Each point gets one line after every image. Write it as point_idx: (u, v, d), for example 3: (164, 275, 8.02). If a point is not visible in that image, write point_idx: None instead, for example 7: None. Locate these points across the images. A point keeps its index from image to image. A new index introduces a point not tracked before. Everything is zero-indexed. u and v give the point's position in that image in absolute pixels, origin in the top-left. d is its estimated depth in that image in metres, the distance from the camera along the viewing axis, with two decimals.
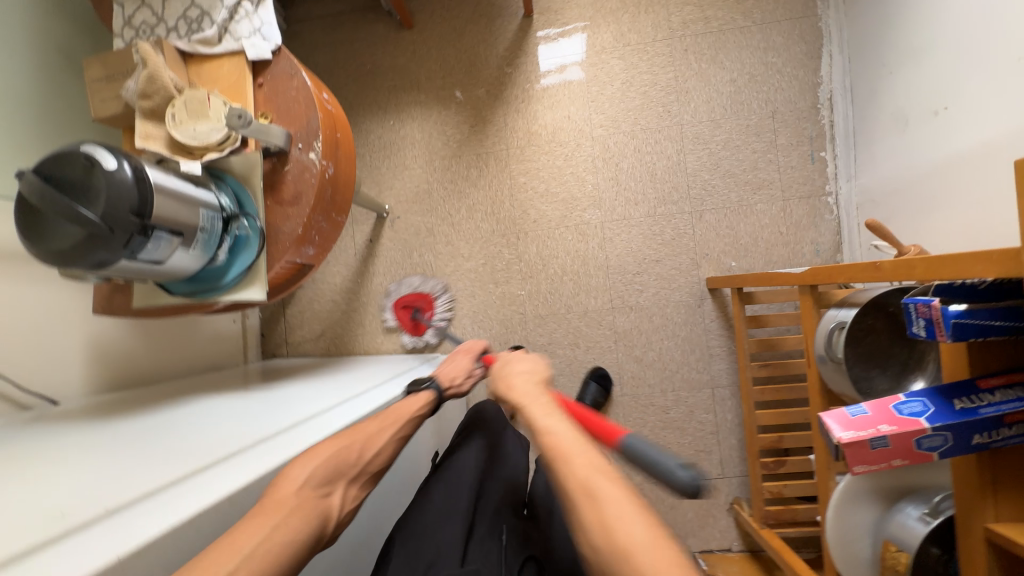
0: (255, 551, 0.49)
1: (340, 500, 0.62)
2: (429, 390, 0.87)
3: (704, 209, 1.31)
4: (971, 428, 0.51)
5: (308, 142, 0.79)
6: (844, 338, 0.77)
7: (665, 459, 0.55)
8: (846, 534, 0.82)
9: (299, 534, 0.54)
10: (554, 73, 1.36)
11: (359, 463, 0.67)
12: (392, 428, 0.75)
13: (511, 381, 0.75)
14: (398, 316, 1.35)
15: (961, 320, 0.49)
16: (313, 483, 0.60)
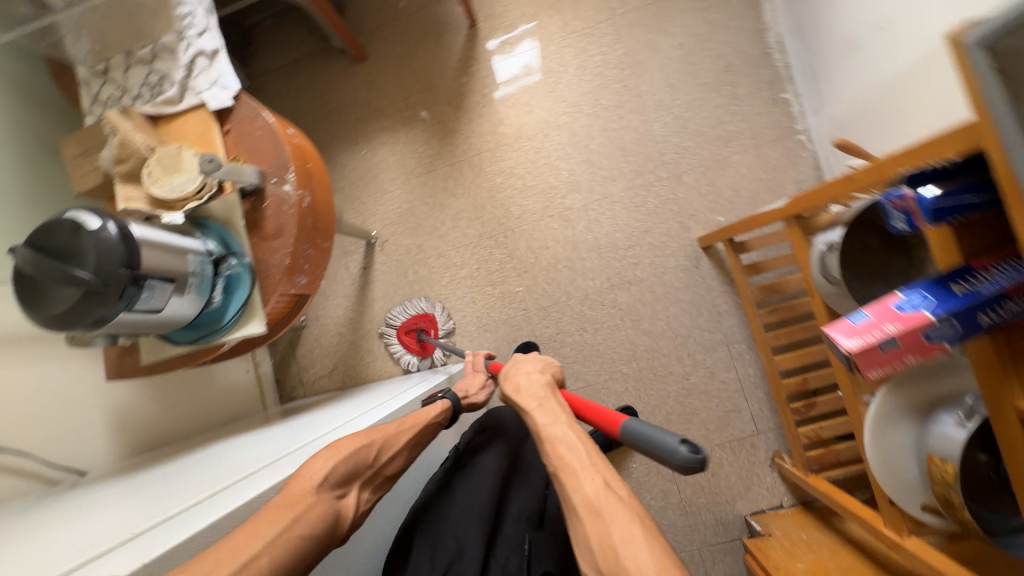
0: (277, 539, 0.53)
1: (354, 501, 0.66)
2: (445, 399, 0.90)
3: (681, 171, 1.32)
4: (975, 309, 0.50)
5: (281, 175, 0.82)
6: (838, 259, 0.76)
7: (662, 438, 0.61)
8: (887, 455, 0.80)
9: (317, 528, 0.57)
10: (512, 82, 1.40)
11: (376, 463, 0.71)
12: (410, 431, 0.78)
13: (523, 391, 0.84)
14: (404, 343, 1.35)
15: (937, 205, 0.49)
16: (331, 483, 0.63)
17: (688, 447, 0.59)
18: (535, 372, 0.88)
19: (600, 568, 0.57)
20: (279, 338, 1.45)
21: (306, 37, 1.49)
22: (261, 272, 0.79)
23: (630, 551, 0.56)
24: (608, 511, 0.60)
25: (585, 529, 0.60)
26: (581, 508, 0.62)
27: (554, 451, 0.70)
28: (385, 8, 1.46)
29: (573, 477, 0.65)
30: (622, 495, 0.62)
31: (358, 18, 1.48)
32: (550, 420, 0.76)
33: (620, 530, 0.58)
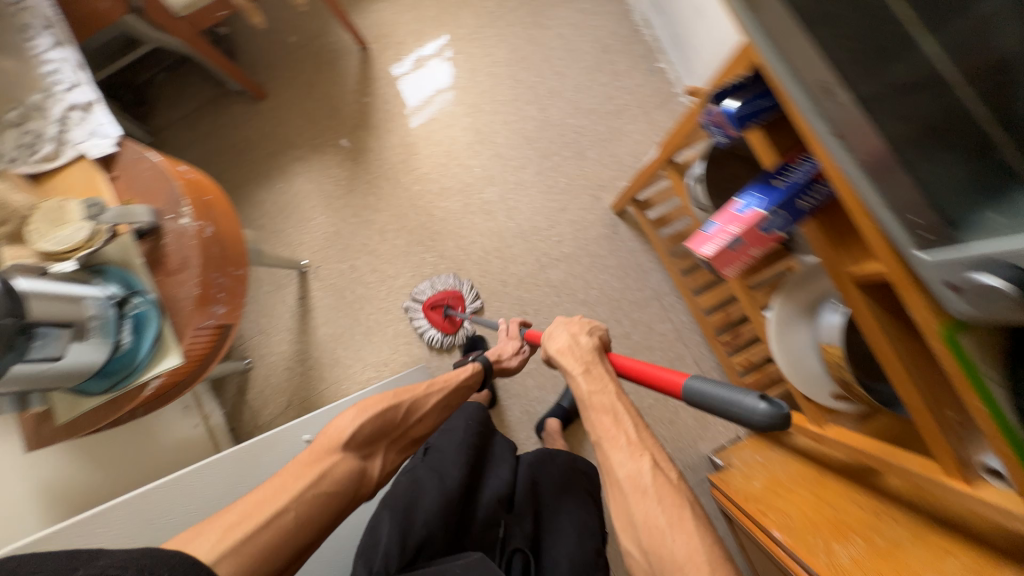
0: (304, 495, 0.70)
1: (378, 461, 0.85)
2: (476, 363, 1.07)
3: (584, 148, 1.41)
4: (793, 196, 0.58)
5: (176, 210, 0.82)
6: (704, 189, 0.81)
7: (740, 397, 0.59)
8: (793, 356, 0.87)
9: (342, 480, 0.76)
10: (426, 105, 1.46)
11: (402, 426, 0.90)
12: (434, 396, 0.96)
13: (567, 355, 0.81)
14: (428, 314, 1.34)
15: (738, 113, 0.57)
16: (357, 443, 0.81)
17: (767, 402, 0.57)
18: (584, 337, 0.84)
19: (643, 545, 0.60)
20: (226, 386, 1.42)
21: (204, 86, 1.52)
22: (169, 305, 0.80)
23: (680, 531, 0.59)
24: (655, 490, 0.62)
25: (632, 508, 0.62)
26: (626, 486, 0.63)
27: (599, 422, 0.71)
28: (276, 46, 1.51)
29: (620, 454, 0.66)
30: (670, 478, 0.63)
31: (251, 59, 1.51)
32: (598, 390, 0.75)
33: (671, 515, 0.60)
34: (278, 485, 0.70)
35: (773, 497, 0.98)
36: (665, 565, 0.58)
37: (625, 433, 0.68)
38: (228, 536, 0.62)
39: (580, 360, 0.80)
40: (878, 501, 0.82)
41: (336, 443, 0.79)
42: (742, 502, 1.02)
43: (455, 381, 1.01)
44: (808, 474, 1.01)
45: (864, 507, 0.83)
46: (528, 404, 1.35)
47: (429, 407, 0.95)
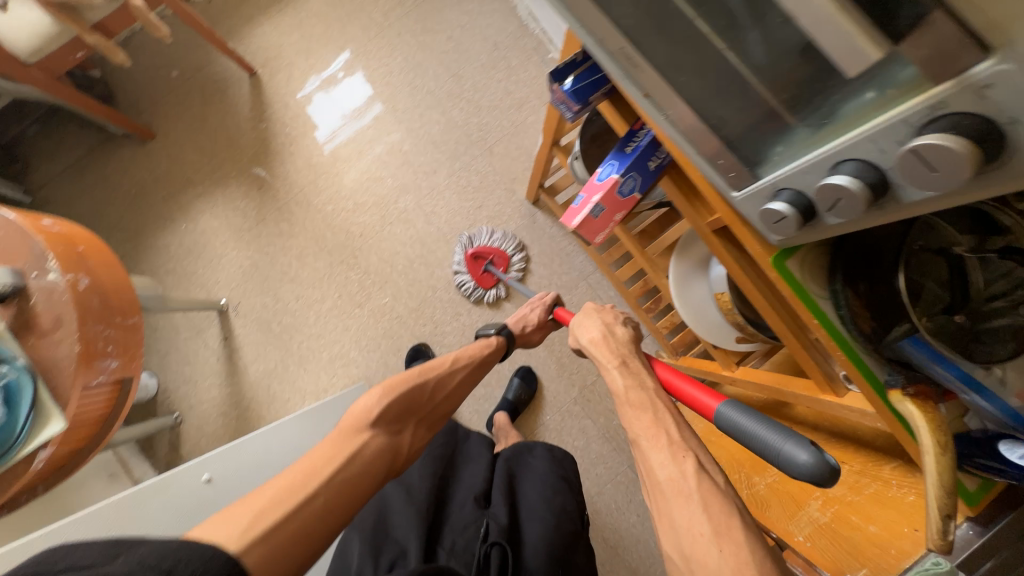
0: (337, 475, 0.63)
1: (408, 436, 0.77)
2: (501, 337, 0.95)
3: (491, 144, 1.42)
4: (641, 159, 0.62)
5: (41, 266, 0.77)
6: (581, 164, 0.89)
7: (780, 443, 0.50)
8: (696, 309, 0.94)
9: (375, 458, 0.69)
10: (354, 115, 1.44)
11: (431, 402, 0.82)
12: (461, 371, 0.87)
13: (602, 346, 0.72)
14: (468, 263, 1.34)
15: (575, 89, 0.60)
16: (385, 420, 0.73)
17: (812, 451, 0.48)
18: (619, 328, 0.76)
19: (684, 555, 0.49)
20: (157, 445, 1.33)
21: (84, 134, 1.42)
22: (44, 370, 0.77)
23: (728, 541, 0.47)
24: (700, 493, 0.50)
25: (670, 512, 0.51)
26: (667, 489, 0.52)
27: (636, 418, 0.59)
28: (157, 83, 1.43)
29: (658, 452, 0.54)
30: (718, 483, 0.51)
31: (132, 99, 1.43)
32: (634, 384, 0.64)
33: (718, 523, 0.48)
34: (312, 464, 0.63)
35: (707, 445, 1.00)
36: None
37: (667, 431, 0.57)
38: (253, 526, 0.54)
39: (615, 352, 0.71)
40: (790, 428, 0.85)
41: (364, 420, 0.71)
42: None
43: (477, 359, 0.92)
44: None
45: None
46: (475, 404, 1.35)
47: (456, 383, 0.86)
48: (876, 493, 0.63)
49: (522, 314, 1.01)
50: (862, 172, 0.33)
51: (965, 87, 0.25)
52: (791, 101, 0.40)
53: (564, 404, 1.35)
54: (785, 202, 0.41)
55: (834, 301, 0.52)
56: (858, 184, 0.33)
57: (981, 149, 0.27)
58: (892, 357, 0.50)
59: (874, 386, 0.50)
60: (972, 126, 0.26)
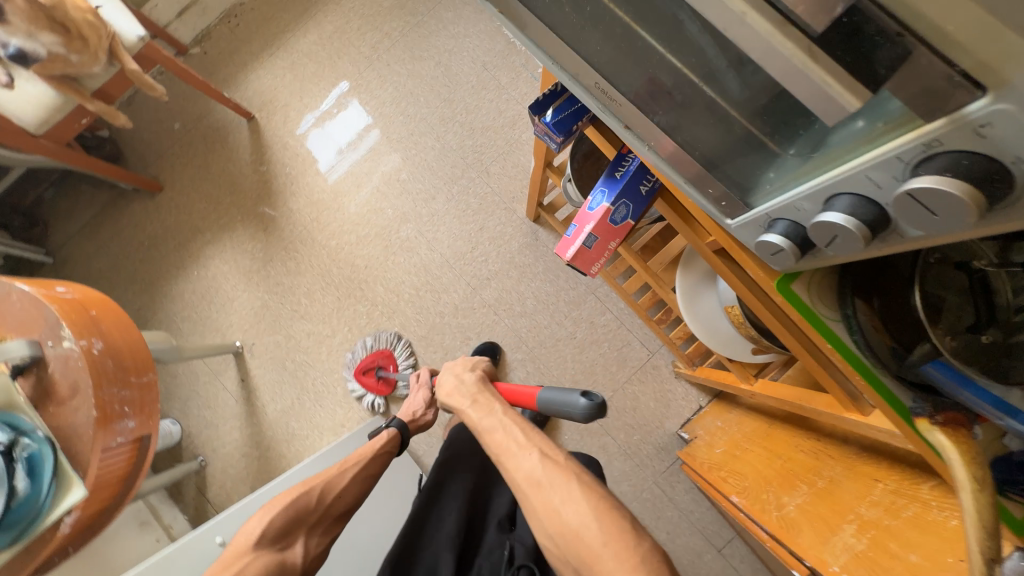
0: None
1: (300, 548, 0.78)
2: (391, 426, 0.96)
3: (487, 165, 1.41)
4: (631, 184, 0.60)
5: (55, 334, 0.80)
6: (574, 186, 0.88)
7: (566, 395, 0.61)
8: (707, 322, 0.91)
9: None
10: (355, 141, 1.46)
11: (321, 507, 0.82)
12: (353, 468, 0.87)
13: (453, 395, 0.74)
14: (361, 381, 1.32)
15: (556, 120, 0.59)
16: (269, 538, 0.75)
17: (584, 399, 0.59)
18: (467, 373, 0.78)
19: (550, 530, 0.60)
20: (185, 489, 1.35)
21: (97, 191, 1.48)
22: (63, 438, 0.79)
23: (571, 501, 0.60)
24: (546, 477, 0.62)
25: (531, 502, 0.62)
26: (525, 484, 0.63)
27: (490, 440, 0.68)
28: (161, 136, 1.48)
29: (515, 457, 0.65)
30: (559, 461, 0.63)
31: (139, 154, 1.48)
32: (486, 413, 0.71)
33: (559, 493, 0.61)
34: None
35: (732, 461, 0.99)
36: (568, 538, 0.58)
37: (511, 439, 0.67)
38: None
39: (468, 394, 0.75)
40: (818, 441, 0.83)
41: (243, 546, 0.74)
42: (706, 473, 1.02)
43: (372, 451, 0.90)
44: (760, 429, 1.00)
45: (807, 450, 0.83)
46: None
47: (347, 482, 0.85)
48: (915, 517, 0.59)
49: (414, 407, 1.01)
50: (858, 208, 0.31)
51: (961, 126, 0.23)
52: (776, 132, 0.38)
53: (582, 421, 1.32)
54: (780, 234, 0.39)
55: (847, 324, 0.48)
56: (855, 222, 0.31)
57: (984, 192, 0.24)
58: (915, 380, 0.46)
59: (898, 412, 0.47)
60: (977, 166, 0.24)
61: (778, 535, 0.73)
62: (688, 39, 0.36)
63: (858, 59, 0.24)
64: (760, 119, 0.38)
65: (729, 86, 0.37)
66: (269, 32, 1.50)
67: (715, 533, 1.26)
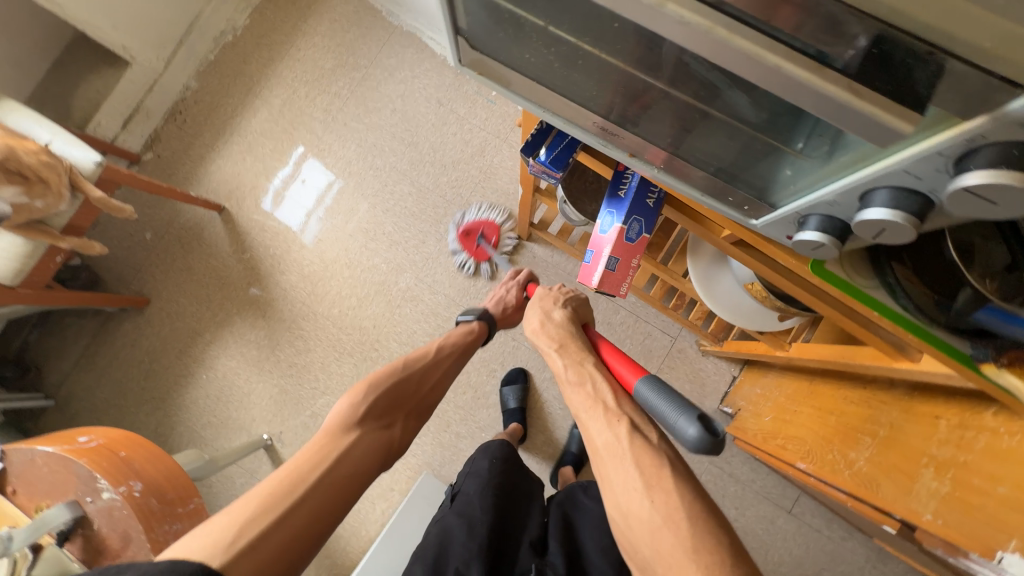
0: (332, 473, 0.64)
1: (399, 430, 0.76)
2: (480, 320, 0.94)
3: (469, 196, 1.41)
4: (639, 201, 0.61)
5: (93, 489, 0.77)
6: (569, 207, 0.88)
7: (680, 414, 0.57)
8: (729, 302, 0.91)
9: (368, 454, 0.70)
10: (318, 207, 1.44)
11: (418, 393, 0.81)
12: (447, 360, 0.86)
13: (541, 333, 0.77)
14: (461, 241, 1.34)
15: (552, 159, 0.59)
16: (374, 415, 0.74)
17: (698, 426, 0.54)
18: (556, 312, 0.80)
19: (621, 509, 0.58)
20: None
21: (84, 321, 1.43)
22: None
23: (659, 492, 0.56)
24: (631, 453, 0.59)
25: (607, 472, 0.60)
26: (607, 454, 0.60)
27: (575, 393, 0.67)
28: (134, 251, 1.44)
29: (596, 422, 0.63)
30: (649, 442, 0.59)
31: (116, 273, 1.44)
32: (573, 363, 0.70)
33: (649, 478, 0.57)
34: (298, 466, 0.63)
35: (785, 427, 1.00)
36: (641, 527, 0.56)
37: (601, 398, 0.65)
38: (236, 542, 0.54)
39: (553, 336, 0.76)
40: (865, 390, 0.85)
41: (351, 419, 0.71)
42: (762, 443, 1.02)
43: (463, 343, 0.90)
44: (802, 388, 1.02)
45: (858, 401, 0.85)
46: (541, 453, 1.32)
47: (443, 372, 0.85)
48: (988, 447, 0.60)
49: (498, 295, 0.96)
50: (899, 201, 0.32)
51: (1005, 121, 0.25)
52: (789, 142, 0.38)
53: None
54: (817, 231, 0.39)
55: (889, 291, 0.50)
56: (901, 214, 0.32)
57: None
58: (966, 327, 0.48)
59: (960, 361, 0.49)
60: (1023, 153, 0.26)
61: (856, 492, 0.74)
62: (690, 76, 0.37)
63: (898, 85, 0.27)
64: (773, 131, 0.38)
65: (741, 109, 0.37)
66: (216, 119, 1.46)
67: (781, 496, 1.28)
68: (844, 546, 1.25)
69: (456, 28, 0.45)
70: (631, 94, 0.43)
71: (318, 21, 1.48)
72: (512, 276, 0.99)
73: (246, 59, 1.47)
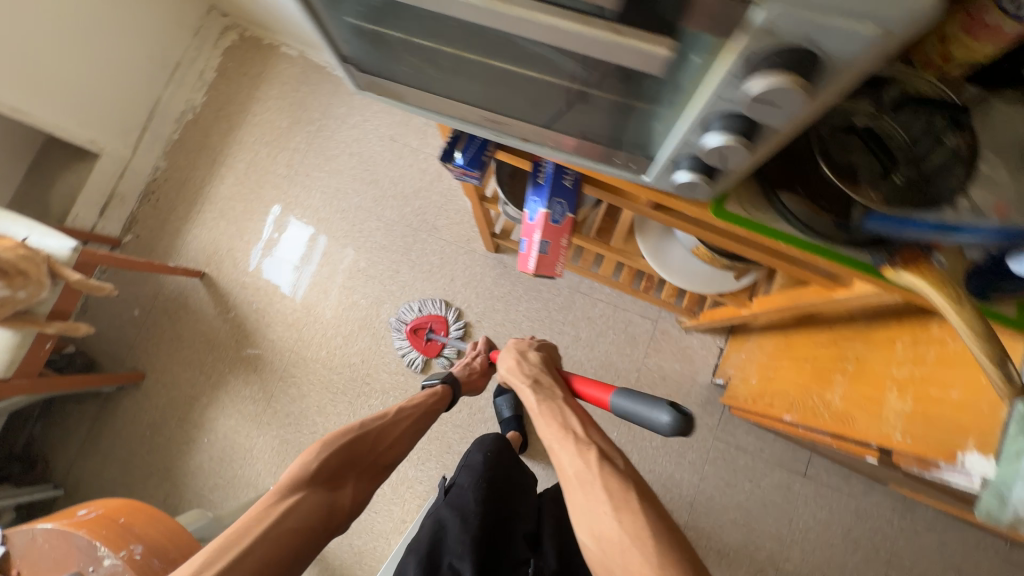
0: (273, 533, 0.70)
1: (348, 491, 0.80)
2: (445, 382, 1.02)
3: (433, 221, 1.47)
4: (556, 185, 0.65)
5: (94, 558, 0.78)
6: (511, 208, 0.92)
7: (653, 408, 0.68)
8: (684, 270, 0.94)
9: (311, 516, 0.74)
10: (310, 248, 1.49)
11: (372, 453, 0.85)
12: (406, 419, 0.91)
13: (515, 372, 0.87)
14: (410, 339, 1.38)
15: (467, 161, 0.63)
16: (324, 474, 0.78)
17: (673, 411, 0.66)
18: (530, 352, 0.92)
19: (594, 534, 0.63)
20: None
21: (85, 405, 1.47)
22: None
23: (626, 513, 0.62)
24: (600, 478, 0.66)
25: (575, 499, 0.67)
26: (577, 480, 0.68)
27: (548, 425, 0.76)
28: (124, 329, 1.49)
29: (567, 452, 0.70)
30: (616, 469, 0.67)
31: (111, 354, 1.48)
32: (544, 398, 0.80)
33: (617, 501, 0.64)
34: (238, 530, 0.69)
35: (770, 385, 1.00)
36: (611, 548, 0.61)
37: (570, 429, 0.74)
38: None
39: (528, 374, 0.86)
40: (832, 330, 0.86)
41: (300, 479, 0.76)
42: (754, 405, 1.03)
43: (425, 405, 0.95)
44: (779, 342, 1.03)
45: (828, 343, 0.85)
46: (545, 458, 1.32)
47: (400, 431, 0.89)
48: (939, 356, 0.61)
49: (465, 360, 1.09)
50: (727, 125, 0.36)
51: (756, 34, 0.29)
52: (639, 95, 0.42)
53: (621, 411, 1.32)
54: (688, 170, 0.43)
55: (786, 220, 0.52)
56: (731, 136, 0.36)
57: (804, 73, 0.30)
58: (867, 239, 0.50)
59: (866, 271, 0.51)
60: (785, 58, 0.30)
61: (838, 431, 0.74)
62: (530, 55, 0.41)
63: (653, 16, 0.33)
64: (619, 89, 0.42)
65: (582, 76, 0.41)
66: (187, 193, 1.54)
67: (792, 460, 1.26)
68: (867, 500, 1.22)
69: (341, 56, 0.51)
70: (496, 84, 0.47)
71: (268, 86, 1.58)
72: (476, 346, 1.13)
73: (207, 133, 1.57)
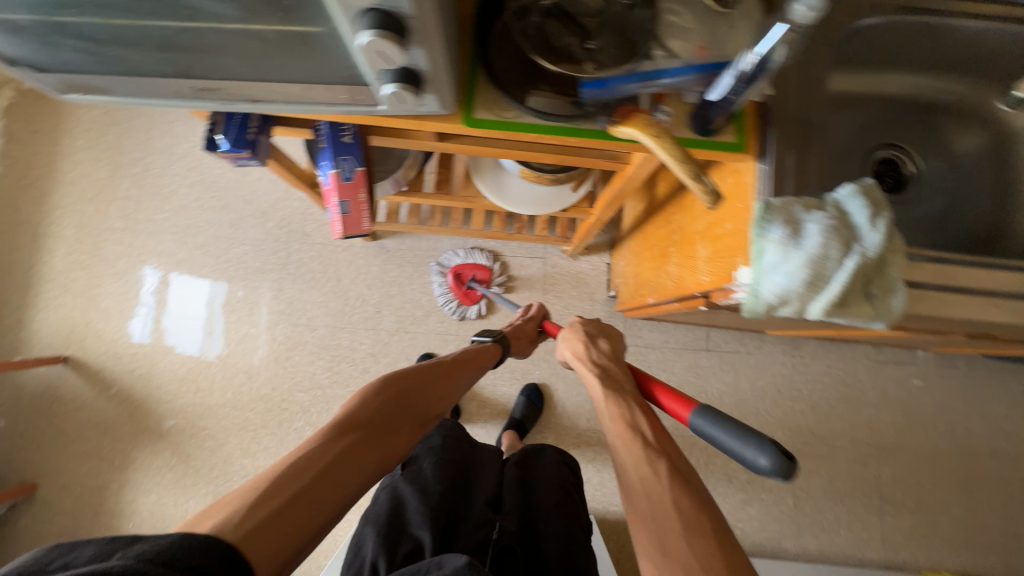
0: (339, 470, 0.59)
1: (404, 439, 0.70)
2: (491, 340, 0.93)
3: (301, 228, 1.41)
4: (335, 143, 0.66)
5: None
6: None
7: (748, 440, 0.54)
8: (527, 197, 0.97)
9: (374, 460, 0.64)
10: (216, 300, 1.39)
11: (427, 402, 0.76)
12: (459, 371, 0.82)
13: (581, 361, 0.80)
14: (451, 283, 1.36)
15: (232, 143, 0.61)
16: (382, 416, 0.68)
17: (772, 453, 0.52)
18: (600, 340, 0.84)
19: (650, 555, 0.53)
20: None
21: None
22: None
23: (698, 536, 0.53)
24: (670, 489, 0.56)
25: (635, 512, 0.56)
26: (641, 489, 0.58)
27: (614, 420, 0.67)
28: None
29: (633, 456, 0.61)
30: (688, 483, 0.58)
31: None
32: (613, 388, 0.72)
33: (687, 519, 0.54)
34: (301, 462, 0.57)
35: (640, 279, 1.08)
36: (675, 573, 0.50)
37: (638, 429, 0.65)
38: (244, 521, 0.49)
39: (592, 363, 0.78)
40: (664, 211, 0.93)
41: (358, 420, 0.65)
42: (634, 298, 1.12)
43: (473, 358, 0.87)
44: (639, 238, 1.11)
45: (663, 223, 0.93)
46: (481, 417, 1.35)
47: (453, 383, 0.80)
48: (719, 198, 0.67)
49: (514, 322, 1.02)
50: (369, 21, 0.37)
51: None
52: (302, 19, 0.40)
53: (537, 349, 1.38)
54: (388, 83, 0.44)
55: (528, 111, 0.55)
56: (377, 32, 0.37)
57: None
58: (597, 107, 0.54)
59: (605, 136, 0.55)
60: None
61: (680, 291, 0.81)
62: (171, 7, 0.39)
63: None
64: (281, 22, 0.41)
65: (234, 16, 0.40)
66: (14, 278, 1.37)
67: (694, 340, 1.38)
68: (762, 352, 1.37)
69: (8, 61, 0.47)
70: (177, 50, 0.45)
71: (72, 138, 1.42)
72: (525, 311, 1.06)
73: (15, 207, 1.39)
